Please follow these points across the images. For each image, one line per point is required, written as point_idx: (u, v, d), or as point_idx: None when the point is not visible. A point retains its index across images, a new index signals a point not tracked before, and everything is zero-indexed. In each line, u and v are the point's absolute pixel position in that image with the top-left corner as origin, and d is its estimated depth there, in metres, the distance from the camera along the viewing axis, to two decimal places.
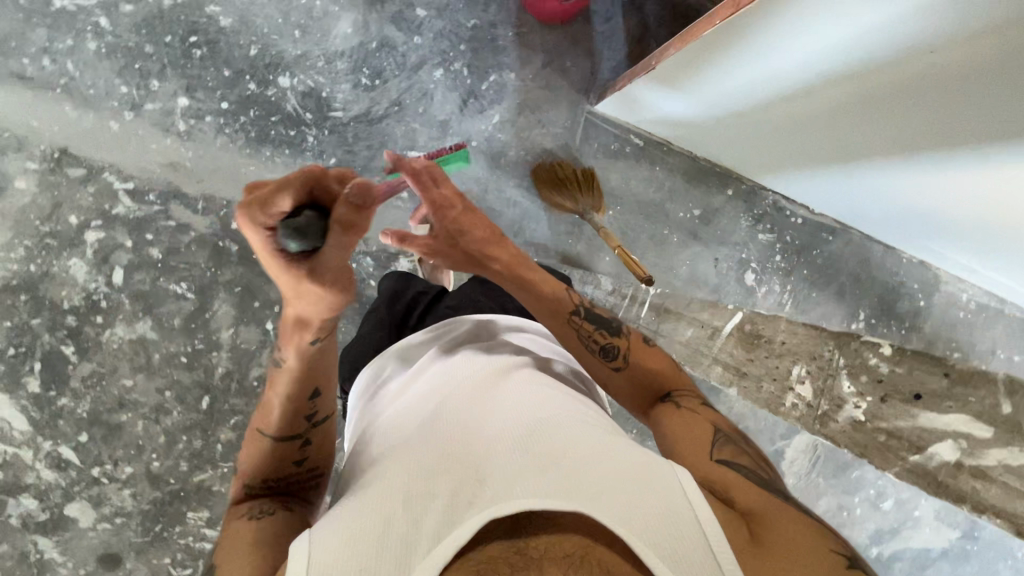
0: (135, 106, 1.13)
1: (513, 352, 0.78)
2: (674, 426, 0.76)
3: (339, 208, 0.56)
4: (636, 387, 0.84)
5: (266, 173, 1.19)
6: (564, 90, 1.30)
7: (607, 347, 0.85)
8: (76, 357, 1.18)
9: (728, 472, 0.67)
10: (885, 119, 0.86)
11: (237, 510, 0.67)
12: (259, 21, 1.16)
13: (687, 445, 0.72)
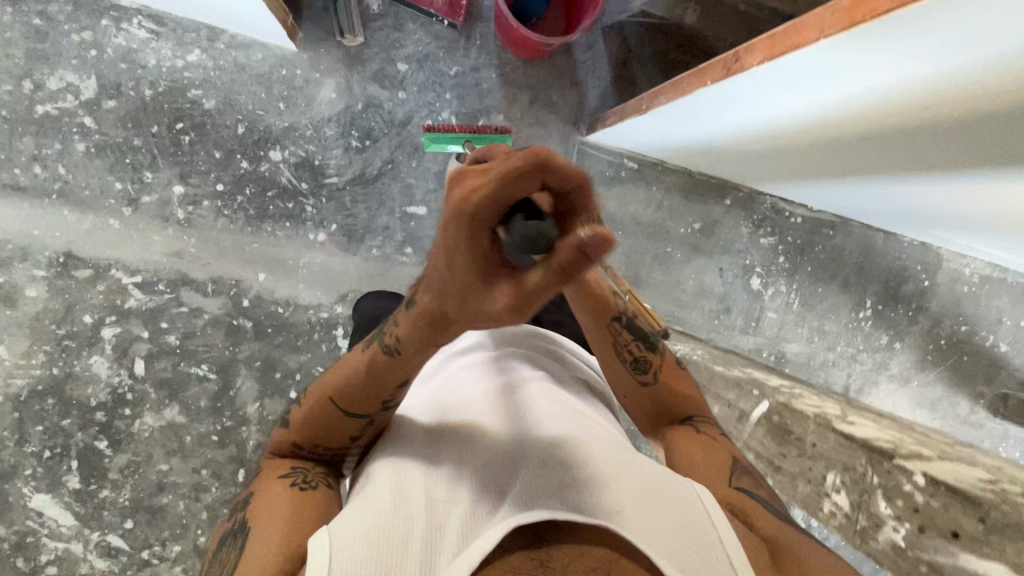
0: (132, 201, 1.13)
1: (530, 355, 0.77)
2: (687, 447, 0.72)
3: (569, 246, 0.33)
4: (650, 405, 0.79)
5: (271, 248, 1.21)
6: (554, 125, 1.30)
7: (639, 359, 0.77)
8: (110, 449, 1.19)
9: (745, 502, 0.63)
10: (872, 147, 0.82)
11: (281, 469, 0.66)
12: (243, 98, 1.15)
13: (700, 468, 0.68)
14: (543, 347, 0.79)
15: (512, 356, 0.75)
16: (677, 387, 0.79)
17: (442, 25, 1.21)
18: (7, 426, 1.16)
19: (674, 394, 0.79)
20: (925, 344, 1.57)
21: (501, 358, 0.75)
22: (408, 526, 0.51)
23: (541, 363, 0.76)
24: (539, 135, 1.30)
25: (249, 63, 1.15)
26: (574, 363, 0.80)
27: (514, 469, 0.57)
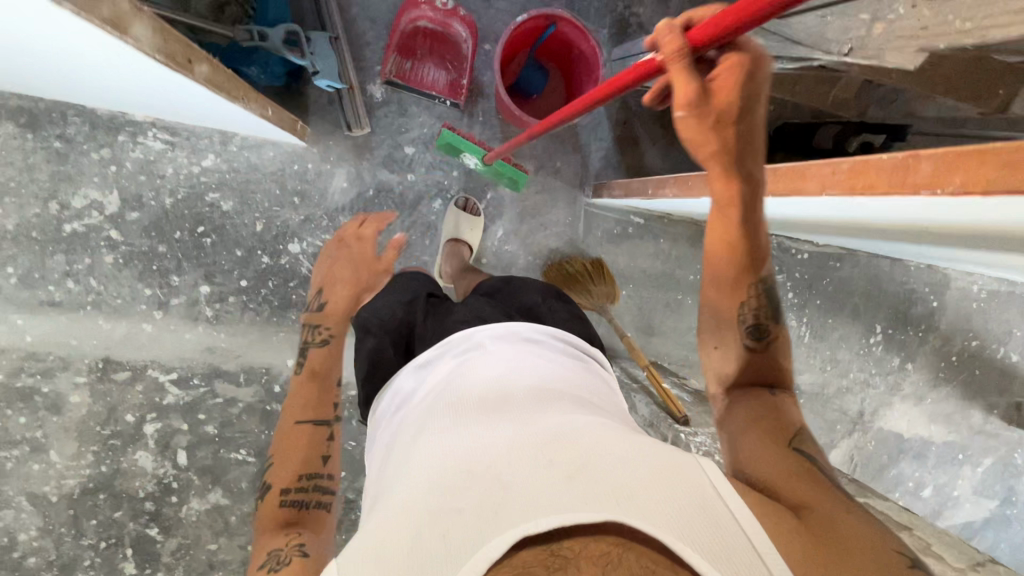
0: (162, 304, 1.19)
1: (527, 358, 0.74)
2: (748, 412, 0.66)
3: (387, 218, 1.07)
4: (728, 362, 0.71)
5: (297, 335, 1.25)
6: (560, 189, 1.34)
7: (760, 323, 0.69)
8: (162, 534, 1.11)
9: (800, 478, 0.56)
10: (901, 227, 0.77)
11: (258, 560, 0.64)
12: (259, 195, 1.19)
13: (754, 434, 0.62)
14: (542, 352, 0.77)
15: (508, 359, 0.73)
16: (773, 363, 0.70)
17: (445, 106, 1.24)
18: (59, 526, 1.07)
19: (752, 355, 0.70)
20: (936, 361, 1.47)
21: (499, 363, 0.72)
22: (416, 538, 0.48)
23: (540, 364, 0.74)
24: (545, 201, 1.33)
25: (261, 162, 1.18)
26: (575, 367, 0.78)
27: (515, 466, 0.53)
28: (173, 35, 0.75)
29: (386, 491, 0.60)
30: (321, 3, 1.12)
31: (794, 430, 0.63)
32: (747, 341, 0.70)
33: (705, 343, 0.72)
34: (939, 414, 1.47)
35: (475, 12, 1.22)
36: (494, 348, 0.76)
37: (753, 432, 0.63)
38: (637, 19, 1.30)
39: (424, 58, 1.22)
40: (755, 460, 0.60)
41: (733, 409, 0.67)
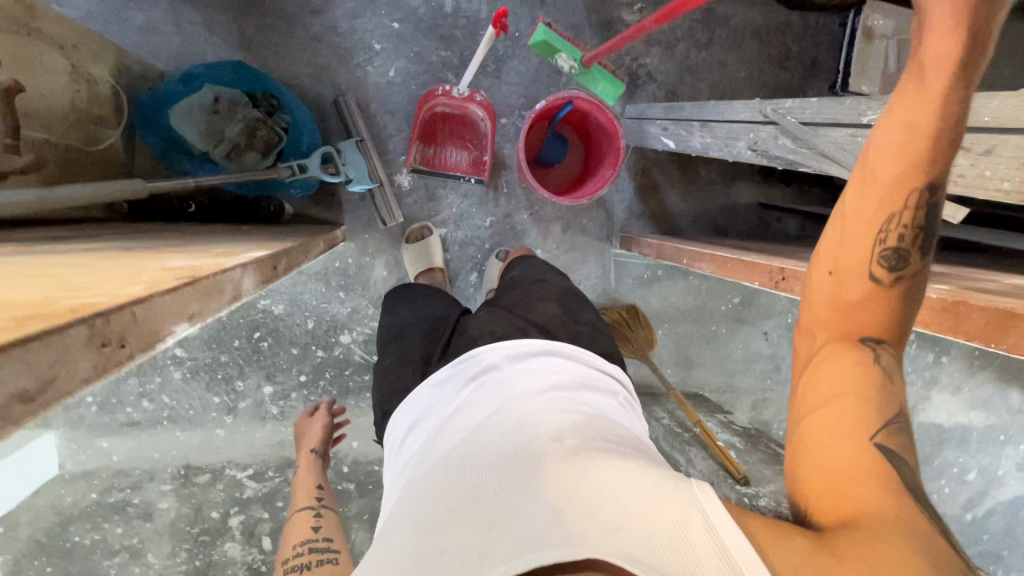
0: (231, 409, 1.26)
1: (538, 379, 0.72)
2: (836, 371, 0.54)
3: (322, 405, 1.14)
4: (831, 301, 0.56)
5: (358, 417, 1.31)
6: (589, 244, 1.37)
7: (899, 254, 0.53)
8: None
9: (868, 488, 0.47)
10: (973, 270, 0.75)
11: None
12: (306, 295, 1.24)
13: (829, 416, 0.52)
14: (560, 373, 0.74)
15: (520, 384, 0.71)
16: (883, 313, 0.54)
17: (471, 184, 1.27)
18: None
19: (862, 298, 0.54)
20: (970, 349, 1.46)
21: (509, 389, 0.70)
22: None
23: (550, 382, 0.72)
24: (576, 258, 1.37)
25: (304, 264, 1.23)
26: (589, 384, 0.75)
27: (505, 502, 0.52)
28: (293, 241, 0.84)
29: (387, 525, 0.59)
30: (343, 109, 1.15)
31: (886, 421, 0.51)
32: (875, 273, 0.54)
33: (816, 269, 0.57)
34: (984, 402, 1.46)
35: (488, 89, 1.25)
36: (509, 368, 0.74)
37: (830, 413, 0.52)
38: (645, 70, 1.32)
39: (446, 140, 1.25)
40: (819, 453, 0.51)
41: (818, 363, 0.55)
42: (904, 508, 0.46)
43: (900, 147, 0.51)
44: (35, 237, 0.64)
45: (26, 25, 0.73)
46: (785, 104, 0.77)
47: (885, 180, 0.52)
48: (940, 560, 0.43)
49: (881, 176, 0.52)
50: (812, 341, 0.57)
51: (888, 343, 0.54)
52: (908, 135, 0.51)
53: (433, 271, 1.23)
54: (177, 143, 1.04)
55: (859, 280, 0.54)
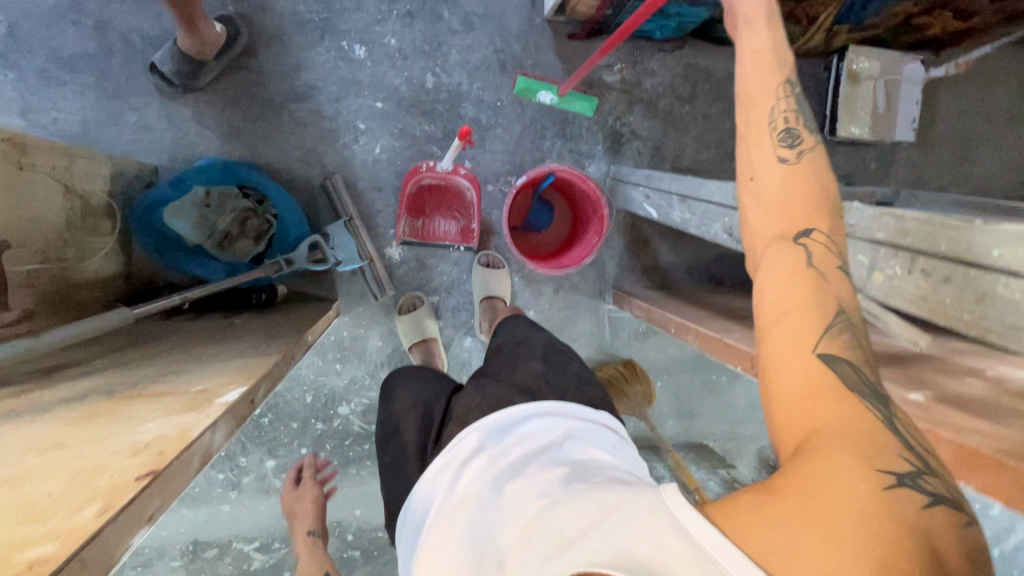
0: (236, 484, 1.28)
1: (528, 446, 0.71)
2: (777, 271, 0.56)
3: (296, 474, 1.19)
4: (764, 200, 0.62)
5: (360, 485, 1.33)
6: (582, 301, 1.37)
7: (789, 138, 0.63)
8: None
9: (809, 402, 0.49)
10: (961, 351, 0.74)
11: None
12: (304, 370, 1.26)
13: (781, 331, 0.53)
14: (553, 440, 0.72)
15: (509, 450, 0.71)
16: (807, 198, 0.60)
17: (460, 252, 1.29)
18: None
19: (784, 189, 0.61)
20: None
21: (499, 458, 0.70)
22: None
23: (536, 445, 0.71)
24: (569, 316, 1.37)
25: None
26: (576, 435, 0.73)
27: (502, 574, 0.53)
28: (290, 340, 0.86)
29: None
30: (330, 190, 1.18)
31: (828, 320, 0.53)
32: (782, 159, 0.62)
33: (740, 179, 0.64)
34: None
35: (473, 159, 1.27)
36: (499, 438, 0.73)
37: (777, 326, 0.54)
38: (629, 128, 1.33)
39: (433, 211, 1.27)
40: (770, 371, 0.53)
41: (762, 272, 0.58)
42: (849, 413, 0.47)
43: (756, 62, 0.67)
44: (32, 371, 0.68)
45: (19, 161, 0.76)
46: None
47: (755, 92, 0.66)
48: (877, 455, 0.44)
49: (753, 86, 0.67)
50: (757, 248, 0.60)
51: (822, 228, 0.57)
52: (757, 56, 0.67)
53: (427, 342, 1.23)
54: (170, 237, 1.08)
55: (774, 168, 0.62)
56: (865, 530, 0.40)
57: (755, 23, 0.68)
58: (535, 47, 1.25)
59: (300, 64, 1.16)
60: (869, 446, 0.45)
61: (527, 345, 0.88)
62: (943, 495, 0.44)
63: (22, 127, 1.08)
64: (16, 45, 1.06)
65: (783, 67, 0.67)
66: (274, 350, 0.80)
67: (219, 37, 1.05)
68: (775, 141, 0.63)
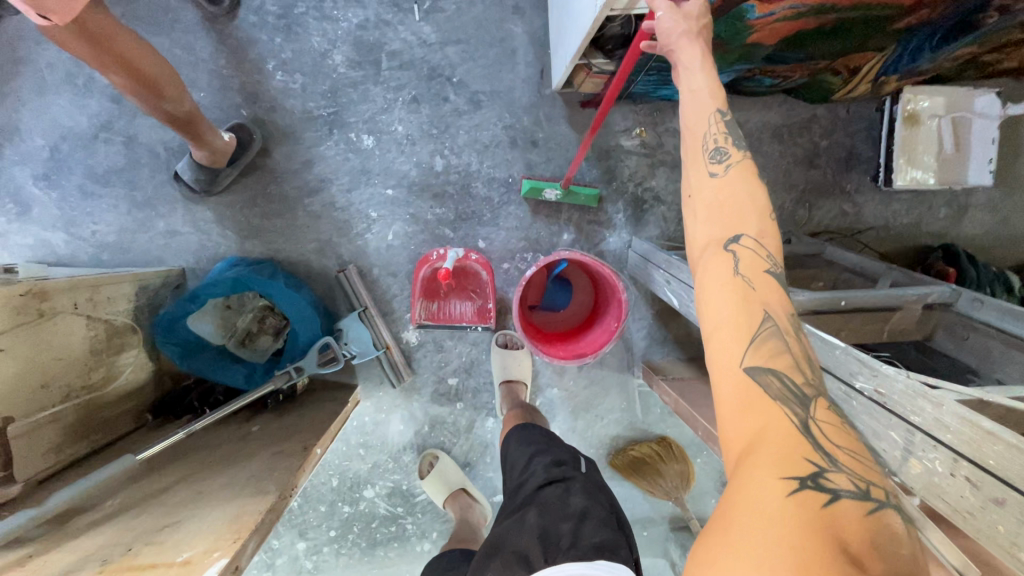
0: (269, 565, 1.31)
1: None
2: (710, 281, 0.52)
3: None
4: (702, 213, 0.57)
5: (388, 567, 1.33)
6: (609, 376, 1.30)
7: (719, 151, 0.58)
8: None
9: (738, 414, 0.45)
10: None
11: None
12: (329, 455, 1.27)
13: (715, 345, 0.49)
14: None
15: None
16: (743, 208, 0.55)
17: (478, 332, 1.25)
18: None
19: (718, 204, 0.56)
20: None
21: None
22: None
23: None
24: (596, 393, 1.30)
25: None
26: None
27: None
28: (294, 464, 0.85)
29: None
30: (345, 283, 1.18)
31: (759, 330, 0.48)
32: (713, 173, 0.58)
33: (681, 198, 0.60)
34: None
35: (487, 238, 1.23)
36: None
37: (714, 339, 0.50)
38: (651, 193, 1.24)
39: (448, 293, 1.23)
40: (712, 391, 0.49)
41: (699, 287, 0.53)
42: (772, 423, 0.43)
43: (694, 102, 0.61)
44: (44, 524, 0.71)
45: (38, 309, 0.81)
46: None
47: (687, 105, 0.62)
48: (787, 459, 0.40)
49: (686, 110, 0.62)
50: (695, 260, 0.56)
51: (752, 234, 0.53)
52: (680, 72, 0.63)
53: (457, 493, 1.22)
54: (191, 340, 1.08)
55: (707, 189, 0.58)
56: (779, 545, 0.36)
57: (692, 65, 0.61)
58: (546, 119, 1.20)
59: (311, 159, 1.18)
60: (791, 459, 0.40)
61: (528, 482, 0.76)
62: (855, 492, 0.39)
63: (67, 240, 1.16)
64: (57, 165, 1.14)
65: (717, 102, 0.60)
66: (273, 486, 0.79)
67: (229, 145, 1.09)
68: (705, 167, 0.59)
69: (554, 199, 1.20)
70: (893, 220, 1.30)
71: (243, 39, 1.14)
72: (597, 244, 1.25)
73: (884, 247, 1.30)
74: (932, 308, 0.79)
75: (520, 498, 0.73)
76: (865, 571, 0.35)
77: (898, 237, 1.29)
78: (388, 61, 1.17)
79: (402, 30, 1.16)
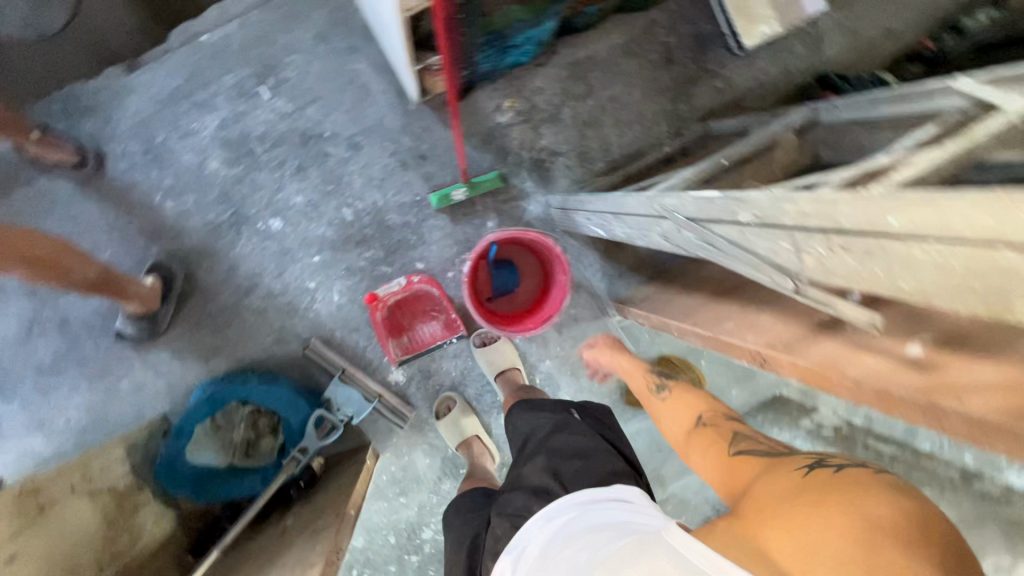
0: None
1: (563, 535, 0.63)
2: (694, 445, 0.78)
3: None
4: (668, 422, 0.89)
5: None
6: (589, 327, 1.35)
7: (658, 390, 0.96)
8: None
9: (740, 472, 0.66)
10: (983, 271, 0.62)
11: None
12: (376, 517, 1.29)
13: (713, 455, 0.73)
14: (571, 520, 0.65)
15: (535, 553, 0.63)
16: (691, 400, 0.87)
17: (454, 344, 1.29)
18: None
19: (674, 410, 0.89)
20: None
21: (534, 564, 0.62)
22: None
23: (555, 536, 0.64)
24: (585, 347, 1.35)
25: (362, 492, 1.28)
26: (612, 506, 0.66)
27: None
28: (331, 540, 0.88)
29: None
30: (315, 356, 1.22)
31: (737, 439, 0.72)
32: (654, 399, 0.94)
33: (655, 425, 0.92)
34: None
35: (422, 257, 1.27)
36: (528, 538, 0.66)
37: (710, 463, 0.73)
38: (546, 150, 1.30)
39: (412, 322, 1.28)
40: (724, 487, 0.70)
41: (691, 456, 0.78)
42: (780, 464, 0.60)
43: (632, 378, 1.04)
44: None
45: (36, 507, 0.94)
46: (668, 199, 0.73)
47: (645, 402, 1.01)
48: (792, 470, 0.57)
49: (636, 389, 1.03)
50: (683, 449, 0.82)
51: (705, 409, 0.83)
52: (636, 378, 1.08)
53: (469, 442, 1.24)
54: (197, 476, 1.10)
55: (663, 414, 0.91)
56: (807, 509, 0.50)
57: (623, 363, 1.12)
58: (422, 131, 1.25)
59: (234, 262, 1.22)
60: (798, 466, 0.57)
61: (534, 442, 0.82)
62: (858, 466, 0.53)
63: (45, 441, 1.17)
64: (6, 377, 1.16)
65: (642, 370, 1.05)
66: (316, 559, 0.82)
67: (153, 287, 1.14)
68: (657, 398, 0.94)
69: (464, 198, 1.26)
70: (764, 77, 1.37)
71: (124, 187, 1.19)
72: (521, 218, 1.30)
73: (766, 103, 1.37)
74: (803, 130, 0.87)
75: (528, 451, 0.81)
76: (870, 500, 0.47)
77: (775, 89, 1.37)
78: (260, 146, 1.21)
79: (259, 114, 1.21)
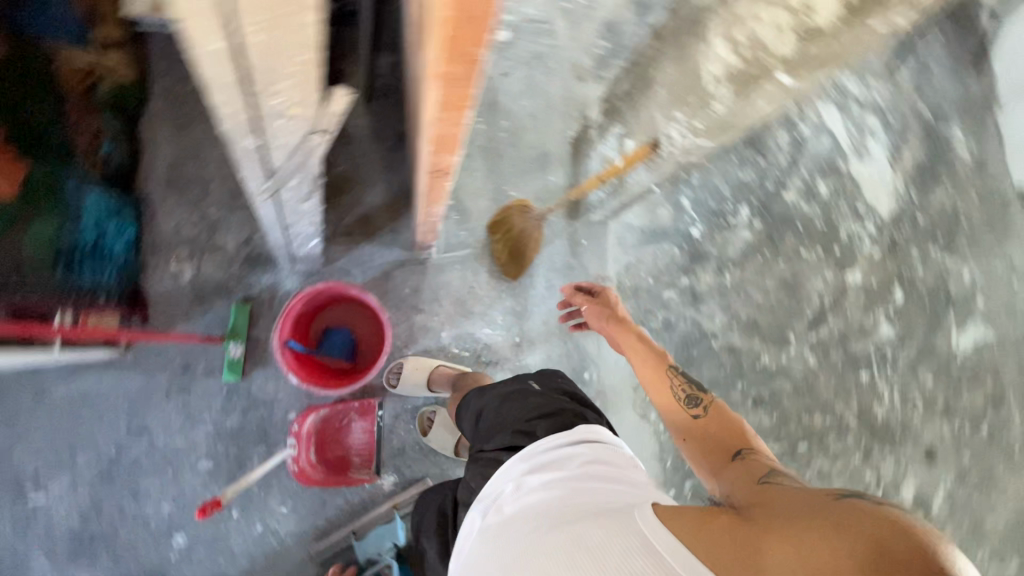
0: None
1: (527, 498, 0.72)
2: (728, 470, 0.70)
3: None
4: (698, 437, 0.80)
5: None
6: (430, 280, 1.37)
7: (692, 400, 0.86)
8: None
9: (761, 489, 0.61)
10: None
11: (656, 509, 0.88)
12: None
13: (740, 474, 0.67)
14: (544, 487, 0.72)
15: (512, 502, 0.73)
16: (727, 433, 0.79)
17: (386, 414, 1.30)
18: None
19: (710, 432, 0.79)
20: None
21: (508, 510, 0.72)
22: None
23: (526, 498, 0.72)
24: (445, 293, 1.37)
25: None
26: (574, 469, 0.74)
27: None
28: None
29: None
30: (322, 549, 1.22)
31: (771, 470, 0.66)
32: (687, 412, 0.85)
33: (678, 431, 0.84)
34: None
35: (284, 409, 1.24)
36: (506, 488, 0.76)
37: (733, 480, 0.67)
38: (239, 246, 1.27)
39: (343, 443, 1.26)
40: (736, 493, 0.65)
41: (720, 482, 0.70)
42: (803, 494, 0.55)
43: (647, 360, 0.95)
44: None
45: None
46: (256, 183, 0.71)
47: (654, 385, 0.92)
48: (815, 503, 0.52)
49: (654, 380, 0.92)
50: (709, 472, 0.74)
51: (748, 447, 0.74)
52: (647, 350, 0.97)
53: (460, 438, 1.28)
54: None
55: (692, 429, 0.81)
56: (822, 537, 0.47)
57: (633, 348, 0.99)
58: (158, 357, 1.20)
59: None
60: (831, 500, 0.52)
61: (486, 416, 0.96)
62: (878, 509, 0.49)
63: None
64: None
65: (667, 360, 0.94)
66: None
67: None
68: (688, 413, 0.84)
69: (244, 345, 1.23)
70: None
71: None
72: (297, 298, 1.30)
73: None
74: None
75: (484, 427, 0.95)
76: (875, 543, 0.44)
77: None
78: (92, 521, 1.15)
79: (59, 509, 1.15)
